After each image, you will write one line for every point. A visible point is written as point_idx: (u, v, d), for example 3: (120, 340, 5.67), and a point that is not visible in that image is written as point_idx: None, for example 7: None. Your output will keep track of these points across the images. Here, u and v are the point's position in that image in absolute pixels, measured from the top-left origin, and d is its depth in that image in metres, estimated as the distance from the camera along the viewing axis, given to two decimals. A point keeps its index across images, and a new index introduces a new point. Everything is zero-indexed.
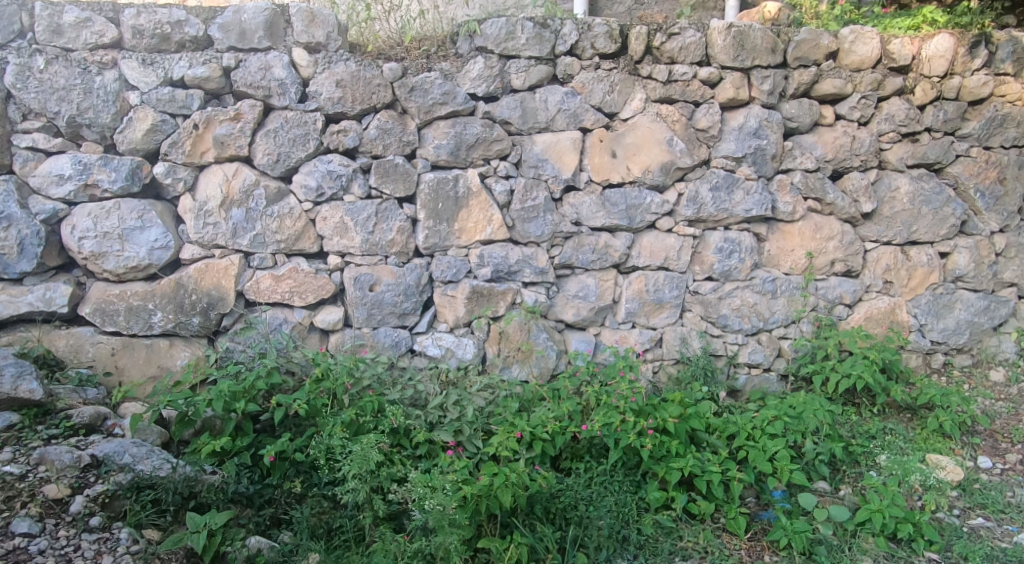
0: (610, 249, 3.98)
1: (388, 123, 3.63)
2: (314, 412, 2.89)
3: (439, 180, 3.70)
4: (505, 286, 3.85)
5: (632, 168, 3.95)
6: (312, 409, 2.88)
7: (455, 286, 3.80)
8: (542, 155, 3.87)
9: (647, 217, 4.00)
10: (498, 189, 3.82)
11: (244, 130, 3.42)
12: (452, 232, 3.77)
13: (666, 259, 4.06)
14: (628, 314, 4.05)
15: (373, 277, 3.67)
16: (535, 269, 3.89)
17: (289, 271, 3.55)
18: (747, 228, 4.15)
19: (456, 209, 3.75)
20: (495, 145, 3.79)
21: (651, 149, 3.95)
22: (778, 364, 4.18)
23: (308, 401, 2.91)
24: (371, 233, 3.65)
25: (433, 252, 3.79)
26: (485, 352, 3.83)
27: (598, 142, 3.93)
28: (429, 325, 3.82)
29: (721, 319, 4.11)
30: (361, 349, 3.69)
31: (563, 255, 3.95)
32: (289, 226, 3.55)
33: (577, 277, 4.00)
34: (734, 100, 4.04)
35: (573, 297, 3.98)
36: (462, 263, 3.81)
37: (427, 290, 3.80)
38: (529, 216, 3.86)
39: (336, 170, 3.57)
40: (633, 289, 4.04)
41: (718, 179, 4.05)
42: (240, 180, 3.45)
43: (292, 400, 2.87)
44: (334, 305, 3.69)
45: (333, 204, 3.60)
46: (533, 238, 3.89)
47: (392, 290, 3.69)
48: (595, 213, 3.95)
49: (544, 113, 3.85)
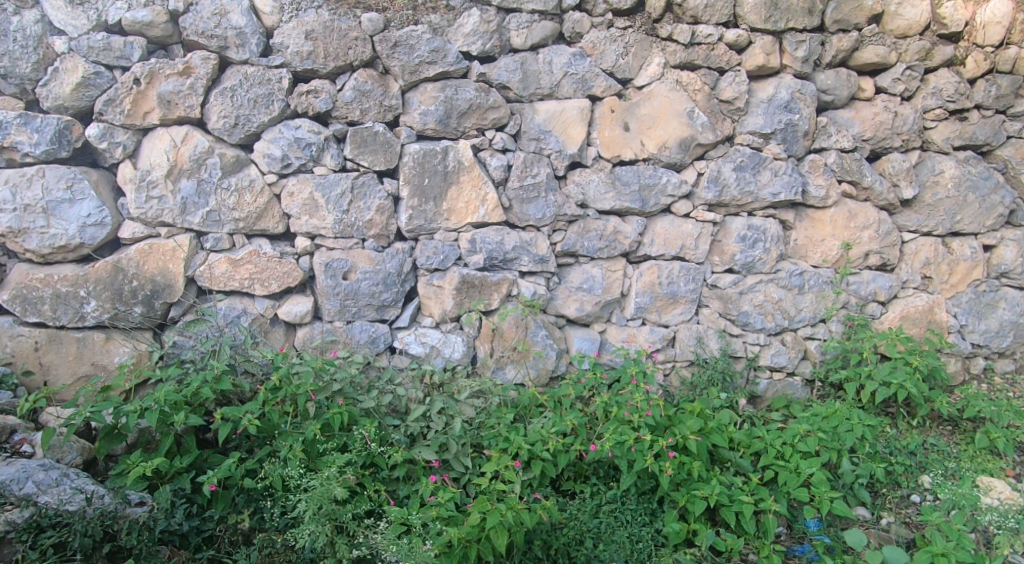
0: (619, 235, 3.51)
1: (367, 83, 3.11)
2: (269, 429, 2.43)
3: (426, 152, 3.20)
4: (500, 276, 3.37)
5: (647, 144, 3.47)
6: (266, 426, 2.42)
7: (443, 276, 3.32)
8: (545, 125, 3.37)
9: (661, 200, 3.53)
10: (494, 164, 3.32)
11: (195, 87, 2.89)
12: (439, 213, 3.28)
13: (682, 248, 3.60)
14: (638, 310, 3.59)
15: (347, 264, 3.18)
16: (534, 257, 3.41)
17: (248, 254, 3.06)
18: (773, 214, 3.69)
19: (445, 186, 3.26)
20: (492, 113, 3.29)
21: (669, 121, 3.45)
22: (804, 368, 3.75)
23: (262, 415, 2.44)
24: (346, 212, 3.16)
25: (418, 235, 3.30)
26: (476, 351, 3.37)
27: (608, 113, 3.43)
28: (413, 320, 3.35)
29: (742, 317, 3.66)
30: (334, 346, 3.21)
31: (566, 242, 3.47)
32: (248, 201, 3.03)
33: (581, 267, 3.53)
34: (764, 68, 3.55)
35: (577, 290, 3.52)
36: (451, 249, 3.32)
37: (411, 280, 3.32)
38: (529, 196, 3.38)
39: (305, 137, 3.05)
40: (645, 282, 3.58)
41: (744, 158, 3.57)
42: (190, 146, 2.92)
43: (242, 413, 2.39)
44: (302, 295, 3.20)
45: (301, 177, 3.10)
46: (533, 222, 3.40)
47: (369, 278, 3.20)
48: (604, 195, 3.46)
49: (548, 77, 3.35)
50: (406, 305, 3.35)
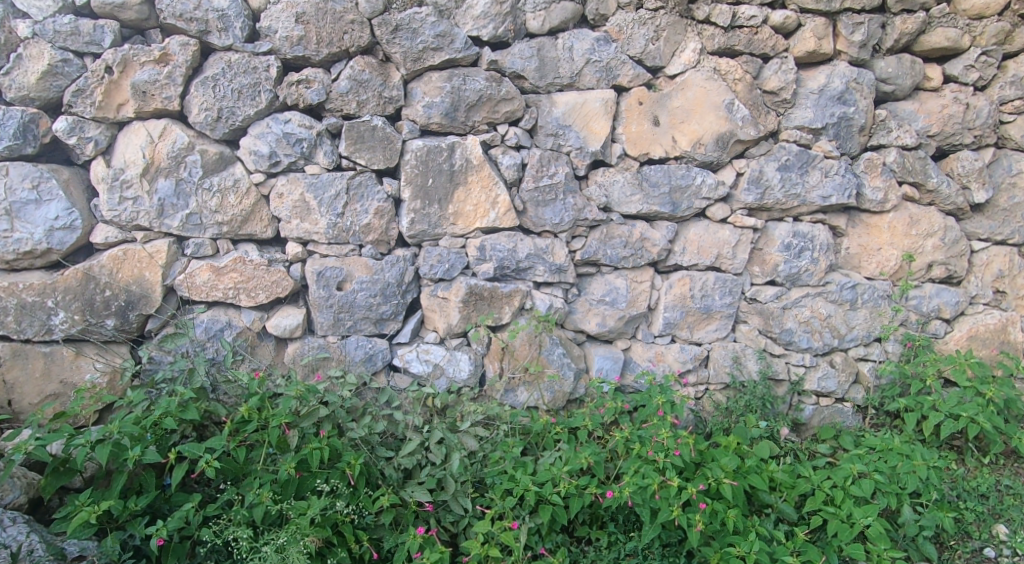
0: (647, 242, 3.14)
1: (364, 72, 2.79)
2: (235, 470, 2.16)
3: (430, 149, 2.87)
4: (512, 287, 3.03)
5: (680, 140, 3.08)
6: (229, 466, 2.14)
7: (448, 286, 2.99)
8: (564, 119, 3.01)
9: (695, 203, 3.15)
10: (507, 162, 2.97)
11: (173, 76, 2.60)
12: (445, 217, 2.95)
13: (718, 256, 3.21)
14: (667, 326, 3.22)
15: (342, 273, 2.88)
16: (551, 267, 3.06)
17: (233, 262, 2.77)
18: (822, 220, 3.28)
19: (452, 187, 2.93)
20: (504, 105, 2.94)
21: (705, 115, 3.06)
22: (855, 394, 3.32)
23: (224, 455, 2.15)
24: (341, 215, 2.85)
25: (421, 241, 2.98)
26: (484, 370, 3.05)
27: (636, 105, 3.05)
28: (414, 335, 3.03)
29: (785, 335, 3.26)
30: (327, 364, 2.90)
31: (586, 249, 3.11)
32: (233, 203, 2.75)
33: (603, 278, 3.18)
34: (814, 54, 3.13)
35: (598, 303, 3.16)
36: (457, 257, 2.99)
37: (413, 290, 3.00)
38: (545, 199, 3.02)
39: (295, 132, 2.75)
40: (676, 296, 3.20)
41: (790, 156, 3.16)
42: (168, 142, 2.64)
43: (200, 452, 2.10)
44: (294, 306, 2.91)
45: (291, 177, 2.81)
46: (549, 227, 3.05)
47: (366, 289, 2.89)
48: (629, 197, 3.10)
49: (568, 65, 2.99)
50: (407, 318, 3.04)
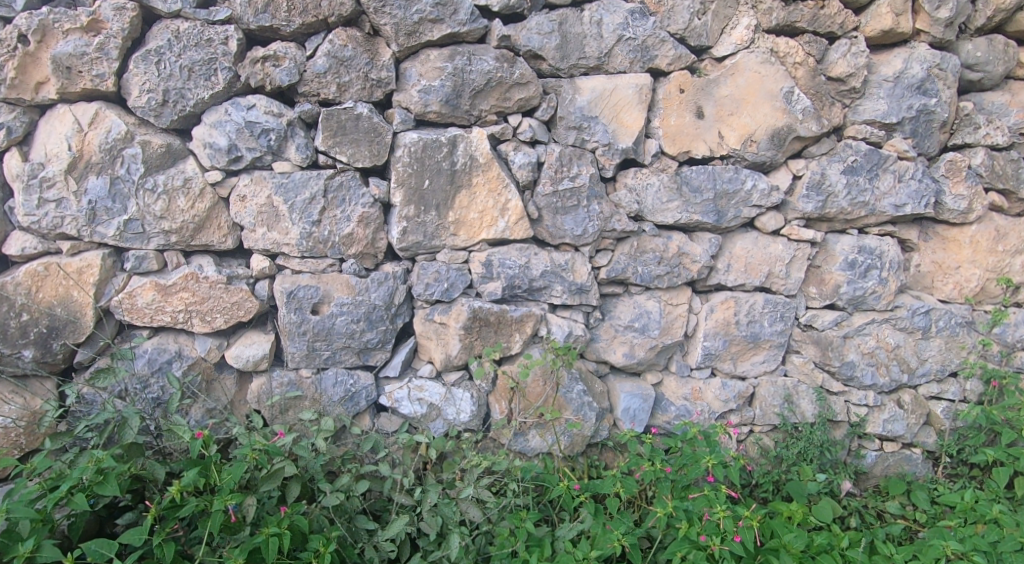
0: (685, 257, 2.63)
1: (347, 48, 2.27)
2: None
3: (427, 143, 2.36)
4: (524, 311, 2.53)
5: (727, 137, 2.57)
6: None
7: (447, 310, 2.49)
8: (589, 109, 2.49)
9: (742, 212, 2.63)
10: (519, 161, 2.46)
11: (105, 48, 2.08)
12: (444, 226, 2.45)
13: (768, 275, 2.70)
14: (706, 358, 2.72)
15: (319, 293, 2.37)
16: (570, 287, 2.56)
17: (183, 279, 2.26)
18: (891, 233, 2.77)
19: (453, 190, 2.42)
20: (518, 91, 2.43)
21: (758, 106, 2.55)
22: (925, 438, 2.82)
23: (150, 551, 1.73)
24: (317, 223, 2.34)
25: (416, 255, 2.48)
26: (489, 410, 2.55)
27: (677, 93, 2.53)
28: (406, 367, 2.53)
29: (846, 370, 2.74)
30: (299, 404, 2.40)
31: (613, 266, 2.60)
32: (183, 207, 2.23)
33: (631, 300, 2.68)
34: (890, 34, 2.61)
35: (625, 331, 2.66)
36: (459, 275, 2.49)
37: (404, 314, 2.50)
38: (565, 205, 2.52)
39: (260, 120, 2.23)
40: (718, 323, 2.70)
41: (858, 156, 2.64)
42: (101, 131, 2.13)
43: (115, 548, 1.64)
44: (260, 333, 2.40)
45: (255, 176, 2.29)
46: (570, 239, 2.54)
47: (347, 313, 2.39)
48: (665, 204, 2.58)
49: (595, 43, 2.47)
50: (398, 347, 2.54)
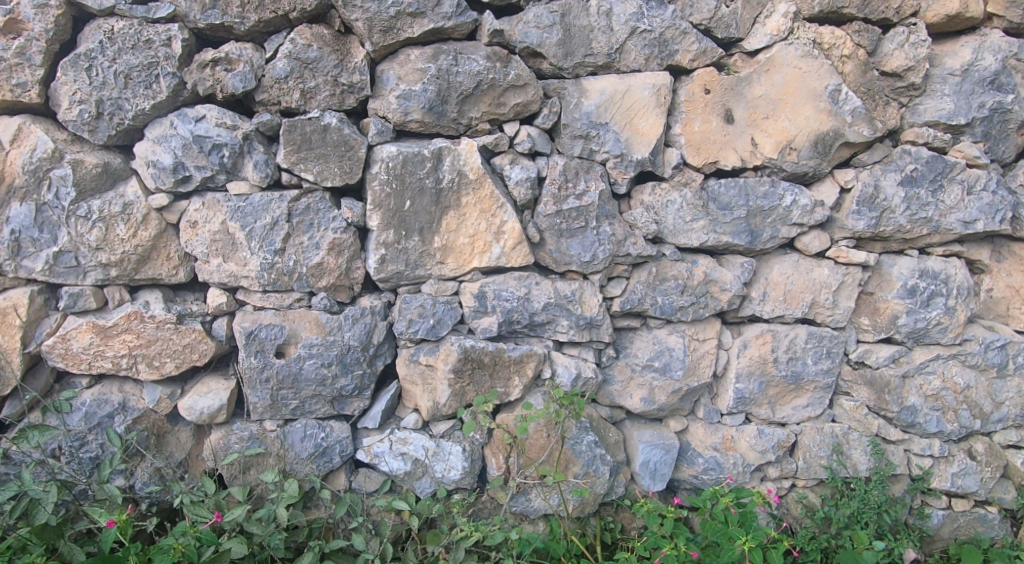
0: (713, 285, 2.25)
1: (311, 47, 1.93)
2: None
3: (407, 157, 2.02)
4: (524, 351, 2.18)
5: (761, 144, 2.19)
6: None
7: (434, 350, 2.15)
8: (598, 115, 2.13)
9: (780, 232, 2.25)
10: (516, 176, 2.13)
11: (28, 53, 1.79)
12: (430, 253, 2.12)
13: (812, 305, 2.30)
14: (739, 402, 2.33)
15: (284, 333, 2.04)
16: (578, 321, 2.21)
17: (125, 320, 1.95)
18: (958, 253, 2.35)
19: (439, 212, 2.09)
20: (515, 95, 2.08)
21: (798, 108, 2.16)
22: (1002, 494, 2.38)
23: None
24: (280, 252, 2.01)
25: (398, 286, 2.15)
26: (485, 465, 2.19)
27: (701, 94, 2.16)
28: (388, 415, 2.19)
29: (906, 416, 2.33)
30: (262, 462, 2.07)
31: (628, 297, 2.23)
32: (123, 236, 1.92)
33: (649, 335, 2.31)
34: (957, 20, 2.20)
35: (642, 371, 2.29)
36: (447, 309, 2.15)
37: (385, 355, 2.17)
38: (571, 227, 2.16)
39: (211, 134, 1.91)
40: (752, 361, 2.31)
41: (920, 164, 2.23)
42: (25, 149, 1.83)
43: None
44: (219, 378, 2.08)
45: (208, 198, 1.98)
46: (577, 265, 2.19)
47: (316, 357, 2.06)
48: (689, 224, 2.21)
49: (604, 37, 2.11)
50: (379, 393, 2.20)
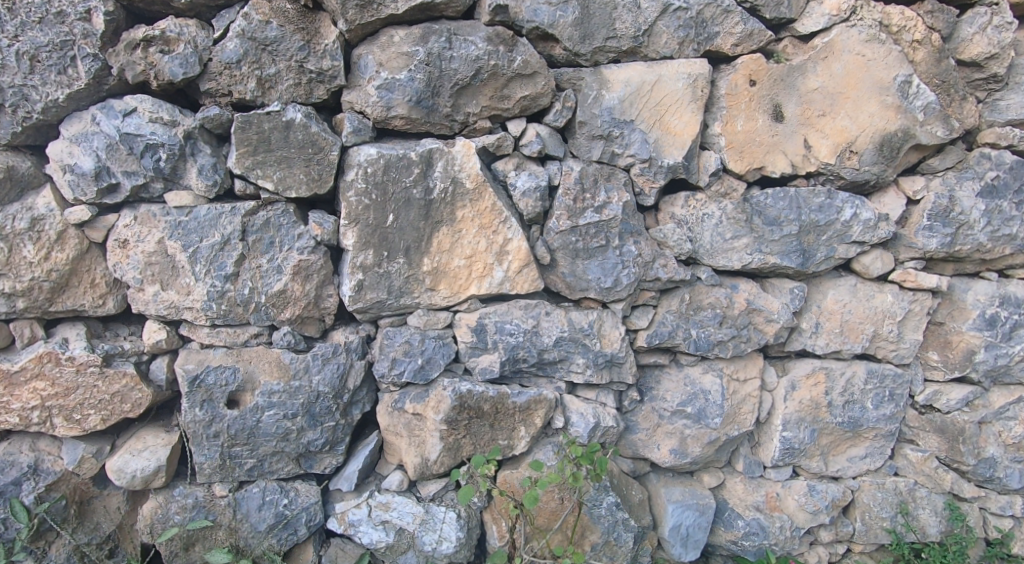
0: (757, 315, 1.89)
1: (270, 25, 1.56)
2: None
3: (391, 162, 1.66)
4: (531, 396, 1.81)
5: (816, 148, 1.83)
6: None
7: (422, 396, 1.78)
8: (622, 111, 1.77)
9: (837, 252, 1.89)
10: (523, 185, 1.76)
11: None
12: (418, 278, 1.74)
13: (873, 338, 1.94)
14: (787, 454, 1.96)
15: (237, 377, 1.66)
16: (595, 359, 1.84)
17: (35, 362, 1.56)
18: None
19: (429, 229, 1.72)
20: (522, 87, 1.72)
21: (862, 103, 1.80)
22: None
23: None
24: (232, 278, 1.63)
25: (379, 317, 1.77)
26: (484, 534, 1.81)
27: (745, 86, 1.80)
28: (367, 473, 1.81)
29: (983, 470, 1.96)
30: (211, 536, 1.68)
31: (655, 329, 1.87)
32: (31, 259, 1.54)
33: (680, 374, 1.94)
34: None
35: (672, 418, 1.93)
36: (439, 346, 1.78)
37: (364, 401, 1.79)
38: (589, 246, 1.79)
39: (143, 132, 1.53)
40: (802, 406, 1.94)
41: (1003, 171, 1.87)
42: None
43: None
44: (157, 432, 1.68)
45: (141, 211, 1.59)
46: (596, 292, 1.82)
47: (277, 407, 1.67)
48: (729, 242, 1.85)
49: (630, 17, 1.74)
50: (355, 447, 1.82)
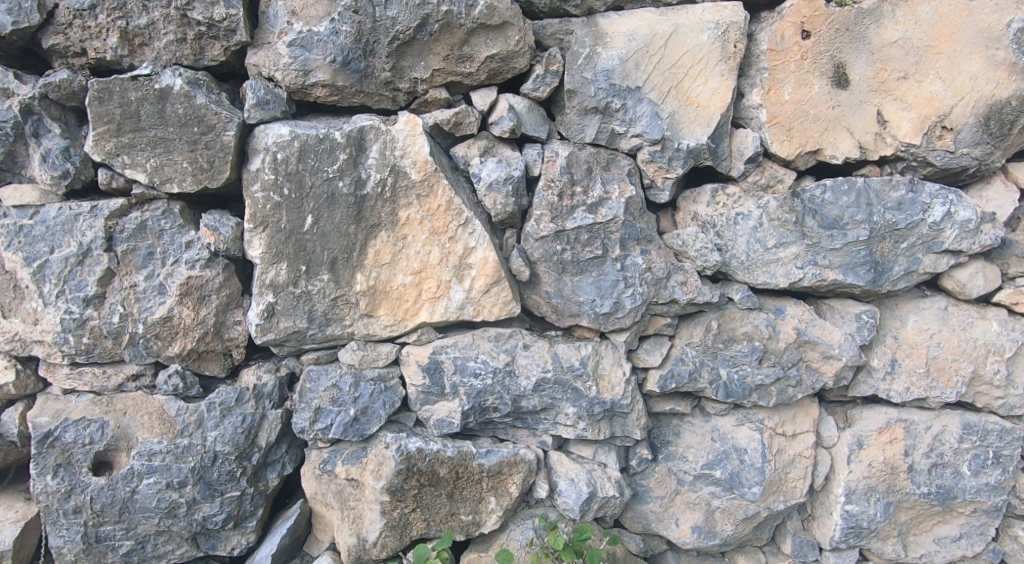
0: (810, 350, 1.41)
1: None
2: None
3: (307, 145, 1.23)
4: (504, 456, 1.37)
5: (894, 123, 1.34)
6: None
7: (359, 457, 1.34)
8: (624, 74, 1.31)
9: (921, 265, 1.39)
10: (489, 176, 1.31)
11: None
12: (349, 300, 1.31)
13: (970, 382, 1.43)
14: (851, 535, 1.46)
15: (106, 434, 1.24)
16: (590, 408, 1.37)
17: None
18: None
19: (362, 235, 1.28)
20: (487, 42, 1.27)
21: (960, 60, 1.30)
22: None
23: None
24: (94, 300, 1.22)
25: (301, 351, 1.35)
26: None
27: (796, 37, 1.31)
28: (288, 556, 1.38)
29: None
30: None
31: (672, 369, 1.40)
32: None
33: (705, 426, 1.47)
34: None
35: (695, 484, 1.45)
36: (380, 391, 1.34)
37: (283, 462, 1.36)
38: (580, 259, 1.34)
39: None
40: (872, 471, 1.45)
41: None
42: None
43: None
44: (12, 501, 1.29)
45: None
46: (589, 319, 1.37)
47: (158, 473, 1.25)
48: (771, 252, 1.37)
49: None
50: (272, 524, 1.39)
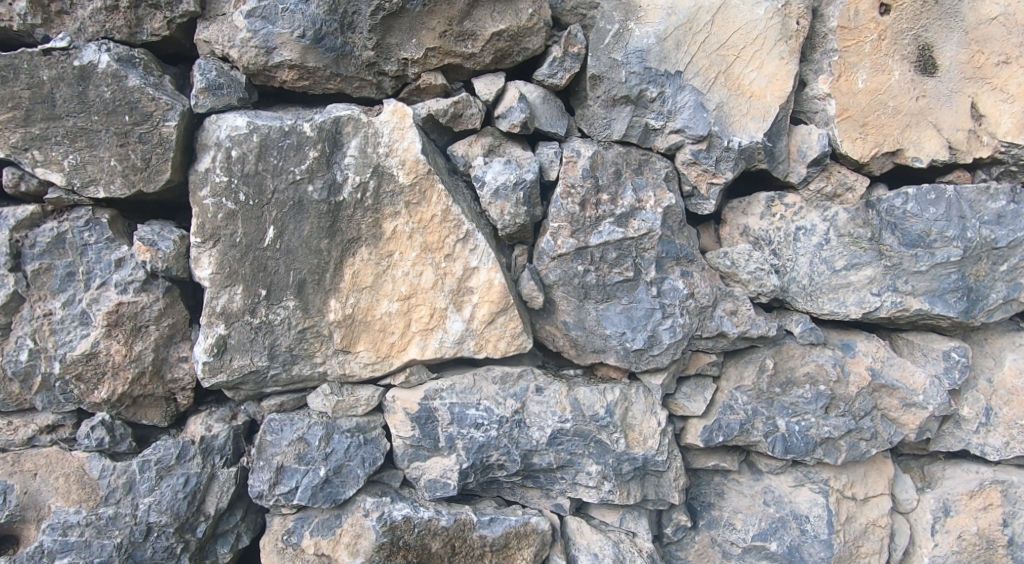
0: (887, 396, 1.15)
1: None
2: None
3: (268, 140, 0.98)
4: (512, 525, 1.11)
5: (992, 118, 1.10)
6: None
7: (331, 526, 1.08)
8: (662, 55, 1.06)
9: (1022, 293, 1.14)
10: (495, 180, 1.06)
11: None
12: (322, 333, 1.05)
13: None
14: None
15: (8, 501, 0.98)
16: (618, 467, 1.11)
17: None
18: None
19: (338, 252, 1.03)
20: (494, 15, 1.03)
21: None
22: None
23: None
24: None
25: (263, 395, 1.09)
26: None
27: (874, 11, 1.06)
28: None
29: None
30: None
31: (718, 419, 1.14)
32: None
33: (756, 485, 1.21)
34: None
35: (745, 558, 1.19)
36: (359, 445, 1.09)
37: (238, 532, 1.10)
38: (607, 283, 1.08)
39: None
40: (962, 544, 1.18)
41: None
42: None
43: None
44: None
45: None
46: (617, 357, 1.11)
47: (74, 552, 0.98)
48: (840, 275, 1.12)
49: None
50: None
